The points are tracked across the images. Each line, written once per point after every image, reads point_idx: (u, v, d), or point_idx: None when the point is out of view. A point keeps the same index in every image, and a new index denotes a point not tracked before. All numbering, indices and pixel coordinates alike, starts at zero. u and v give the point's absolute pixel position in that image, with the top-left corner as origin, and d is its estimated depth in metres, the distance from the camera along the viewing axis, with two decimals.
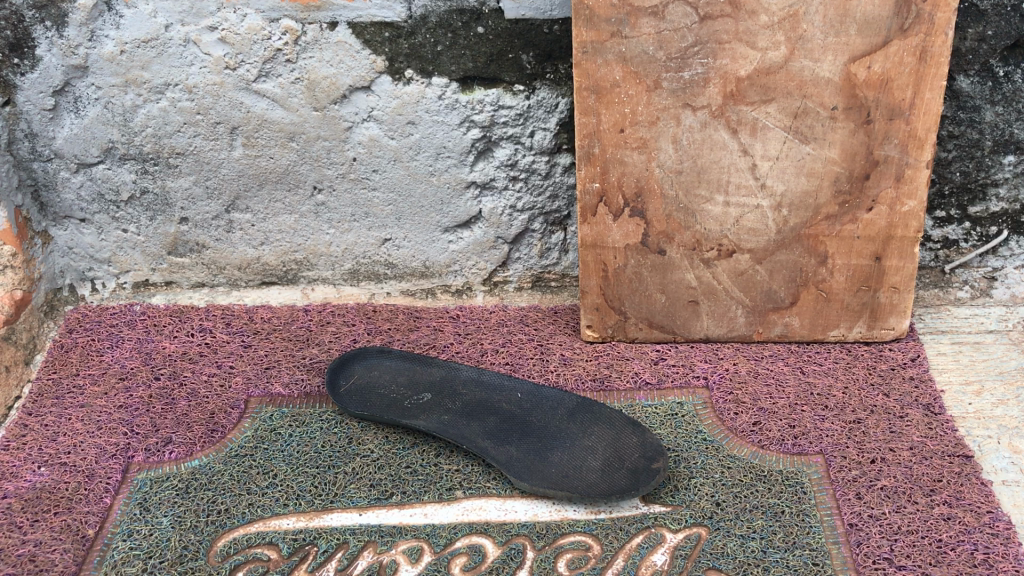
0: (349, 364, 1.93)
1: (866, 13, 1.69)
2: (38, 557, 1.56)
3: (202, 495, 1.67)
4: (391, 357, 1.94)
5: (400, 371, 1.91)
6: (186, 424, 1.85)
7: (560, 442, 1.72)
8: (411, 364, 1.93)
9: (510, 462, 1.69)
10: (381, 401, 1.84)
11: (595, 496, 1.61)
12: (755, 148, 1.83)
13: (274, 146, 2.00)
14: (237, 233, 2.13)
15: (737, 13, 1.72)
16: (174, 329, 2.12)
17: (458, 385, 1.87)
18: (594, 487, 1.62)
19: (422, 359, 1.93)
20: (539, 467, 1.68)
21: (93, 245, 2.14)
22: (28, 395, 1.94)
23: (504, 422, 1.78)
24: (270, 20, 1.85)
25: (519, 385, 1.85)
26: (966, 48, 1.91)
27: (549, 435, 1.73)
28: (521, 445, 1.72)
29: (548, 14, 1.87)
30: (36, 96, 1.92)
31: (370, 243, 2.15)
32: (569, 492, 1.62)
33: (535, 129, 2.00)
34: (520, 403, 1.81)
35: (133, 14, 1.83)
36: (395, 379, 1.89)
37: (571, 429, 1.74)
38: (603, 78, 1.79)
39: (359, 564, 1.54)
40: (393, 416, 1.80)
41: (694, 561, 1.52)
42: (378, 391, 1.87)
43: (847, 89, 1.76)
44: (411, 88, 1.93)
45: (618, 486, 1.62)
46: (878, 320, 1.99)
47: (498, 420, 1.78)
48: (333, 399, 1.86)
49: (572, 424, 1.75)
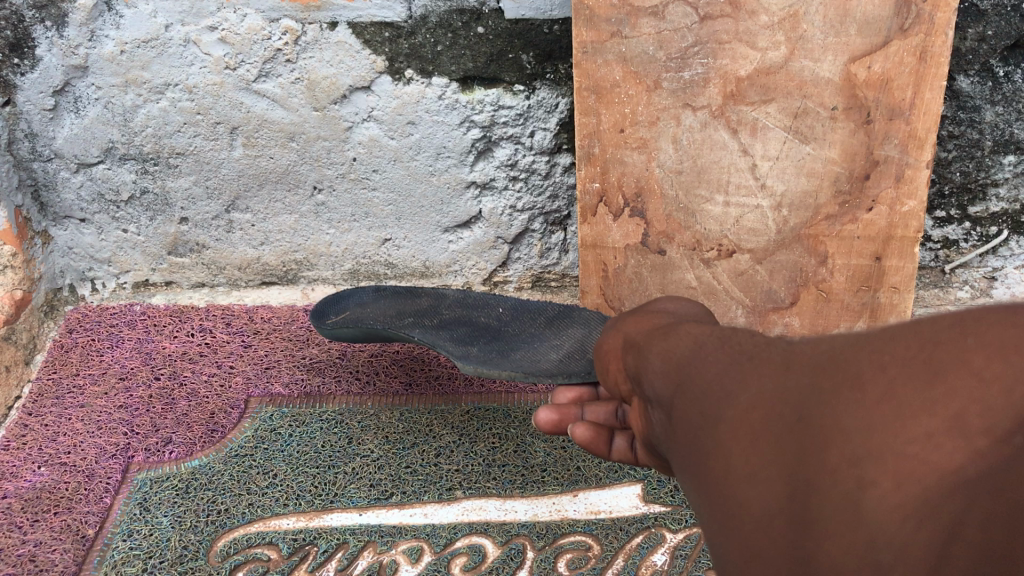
0: (342, 301, 1.82)
1: (865, 13, 1.69)
2: (38, 557, 1.57)
3: (202, 495, 1.68)
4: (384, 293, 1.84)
5: (391, 305, 1.81)
6: (186, 424, 1.85)
7: (525, 344, 1.62)
8: (403, 299, 1.82)
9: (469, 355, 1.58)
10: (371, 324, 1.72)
11: (538, 375, 1.49)
12: (755, 148, 1.83)
13: (274, 146, 2.00)
14: (238, 233, 2.13)
15: (738, 13, 1.72)
16: (174, 329, 2.12)
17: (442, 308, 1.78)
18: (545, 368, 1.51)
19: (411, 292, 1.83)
20: (498, 359, 1.55)
21: (94, 245, 2.14)
22: (28, 395, 1.94)
23: (475, 331, 1.69)
24: (269, 20, 1.85)
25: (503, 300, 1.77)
26: (966, 47, 1.91)
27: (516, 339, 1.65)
28: (483, 347, 1.62)
29: (549, 14, 1.86)
30: (36, 96, 1.91)
31: (370, 243, 2.15)
32: (513, 372, 1.50)
33: (535, 129, 2.00)
34: (499, 316, 1.73)
35: (133, 14, 1.83)
36: (385, 311, 1.78)
37: (545, 333, 1.65)
38: (603, 79, 1.80)
39: (359, 564, 1.54)
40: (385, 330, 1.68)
41: (694, 561, 1.53)
42: (367, 320, 1.75)
43: (847, 90, 1.76)
44: (411, 88, 1.94)
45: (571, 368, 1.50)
46: (879, 321, 1.97)
47: (469, 330, 1.70)
48: (319, 326, 1.75)
49: (549, 331, 1.66)
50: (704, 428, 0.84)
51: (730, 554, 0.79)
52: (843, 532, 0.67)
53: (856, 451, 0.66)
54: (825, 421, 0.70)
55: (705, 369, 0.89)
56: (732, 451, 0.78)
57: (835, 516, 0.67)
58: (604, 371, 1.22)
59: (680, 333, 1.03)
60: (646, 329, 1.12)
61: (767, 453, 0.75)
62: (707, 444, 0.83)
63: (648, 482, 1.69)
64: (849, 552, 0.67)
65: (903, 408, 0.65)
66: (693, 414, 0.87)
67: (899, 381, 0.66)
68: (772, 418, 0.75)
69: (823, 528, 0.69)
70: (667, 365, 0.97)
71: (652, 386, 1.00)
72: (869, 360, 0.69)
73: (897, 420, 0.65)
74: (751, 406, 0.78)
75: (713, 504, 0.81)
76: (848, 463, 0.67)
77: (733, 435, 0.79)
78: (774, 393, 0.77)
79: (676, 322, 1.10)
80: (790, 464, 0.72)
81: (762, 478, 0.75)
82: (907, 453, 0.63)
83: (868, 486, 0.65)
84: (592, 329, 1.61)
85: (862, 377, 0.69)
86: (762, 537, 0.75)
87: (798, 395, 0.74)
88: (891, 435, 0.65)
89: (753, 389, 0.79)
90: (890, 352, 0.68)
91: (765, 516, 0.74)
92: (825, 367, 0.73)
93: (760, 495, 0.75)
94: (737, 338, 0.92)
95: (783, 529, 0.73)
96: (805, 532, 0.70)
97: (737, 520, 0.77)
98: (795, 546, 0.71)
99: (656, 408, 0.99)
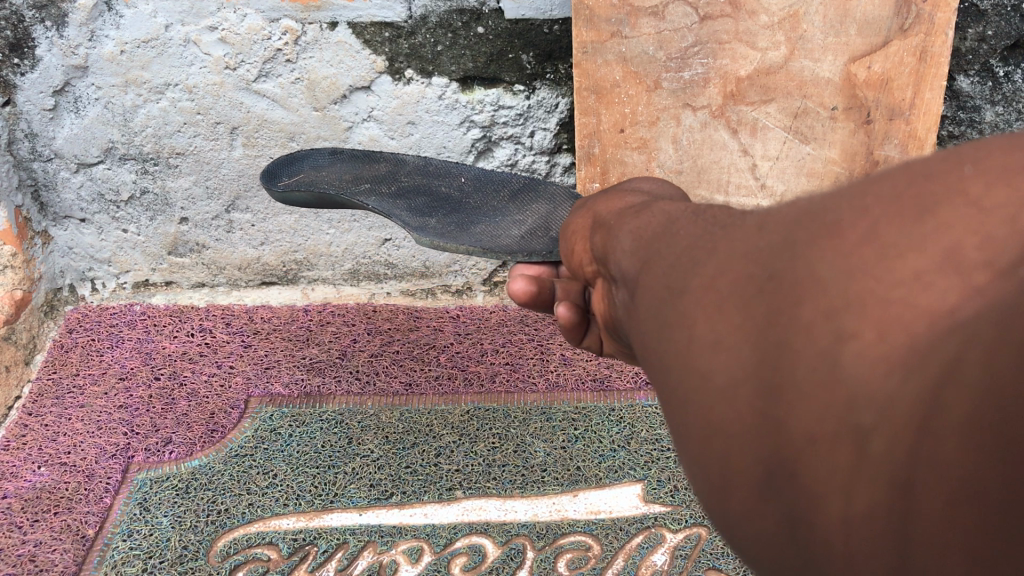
0: (295, 162, 1.49)
1: (866, 13, 1.69)
2: (38, 557, 1.57)
3: (202, 495, 1.68)
4: (342, 157, 1.52)
5: (347, 171, 1.46)
6: (186, 424, 1.85)
7: (487, 218, 1.28)
8: (361, 164, 1.49)
9: (424, 226, 1.26)
10: (322, 189, 1.38)
11: (498, 253, 1.18)
12: (755, 148, 1.85)
13: (274, 146, 2.00)
14: (238, 233, 2.13)
15: (738, 13, 1.72)
16: (174, 329, 2.12)
17: (401, 176, 1.44)
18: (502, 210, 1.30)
19: (371, 157, 1.50)
20: (456, 233, 1.24)
21: (93, 245, 2.14)
22: (28, 395, 1.94)
23: (433, 202, 1.35)
24: (269, 20, 1.85)
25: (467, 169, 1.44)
26: (966, 47, 1.91)
27: (479, 213, 1.30)
28: (443, 219, 1.28)
29: (549, 14, 1.85)
30: (36, 96, 1.91)
31: (370, 242, 2.15)
32: (469, 249, 1.19)
33: (535, 129, 2.00)
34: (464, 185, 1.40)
35: (133, 14, 1.83)
36: (341, 176, 1.44)
37: (507, 208, 1.30)
38: (603, 78, 1.79)
39: (359, 564, 1.54)
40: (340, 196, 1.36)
41: (694, 561, 1.54)
42: (323, 183, 1.41)
43: (847, 90, 1.77)
44: (411, 88, 1.94)
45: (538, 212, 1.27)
46: None
47: (427, 200, 1.36)
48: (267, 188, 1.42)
49: (511, 207, 1.32)
50: (650, 294, 0.58)
51: (686, 450, 0.53)
52: (817, 399, 0.43)
53: (829, 299, 0.42)
54: (790, 266, 0.44)
55: (666, 235, 0.63)
56: (662, 323, 0.54)
57: (810, 380, 0.43)
58: (569, 256, 0.95)
59: (655, 208, 0.74)
60: (620, 207, 0.84)
61: (725, 309, 0.48)
62: (650, 313, 0.57)
63: (648, 482, 1.69)
64: (825, 427, 0.42)
65: (886, 248, 0.41)
66: (646, 283, 0.60)
67: (883, 217, 0.42)
68: (713, 269, 0.51)
69: (792, 395, 0.44)
70: (638, 241, 0.69)
71: (618, 265, 0.72)
72: (845, 196, 0.45)
73: (882, 261, 0.41)
74: (706, 257, 0.53)
75: (660, 382, 0.55)
76: (825, 314, 0.42)
77: (680, 296, 0.53)
78: (737, 239, 0.51)
79: (655, 199, 0.81)
80: (751, 321, 0.46)
81: (717, 342, 0.48)
82: (892, 300, 0.40)
83: (847, 340, 0.41)
84: (559, 204, 1.27)
85: (840, 216, 0.44)
86: (712, 420, 0.49)
87: (762, 235, 0.48)
88: (869, 278, 0.41)
89: (712, 241, 0.54)
90: (873, 190, 0.44)
91: (719, 393, 0.48)
92: (800, 203, 0.48)
93: (713, 365, 0.49)
94: (716, 205, 0.65)
95: (734, 419, 0.47)
96: (767, 407, 0.45)
97: (684, 403, 0.51)
98: (758, 429, 0.46)
99: (619, 292, 0.72)
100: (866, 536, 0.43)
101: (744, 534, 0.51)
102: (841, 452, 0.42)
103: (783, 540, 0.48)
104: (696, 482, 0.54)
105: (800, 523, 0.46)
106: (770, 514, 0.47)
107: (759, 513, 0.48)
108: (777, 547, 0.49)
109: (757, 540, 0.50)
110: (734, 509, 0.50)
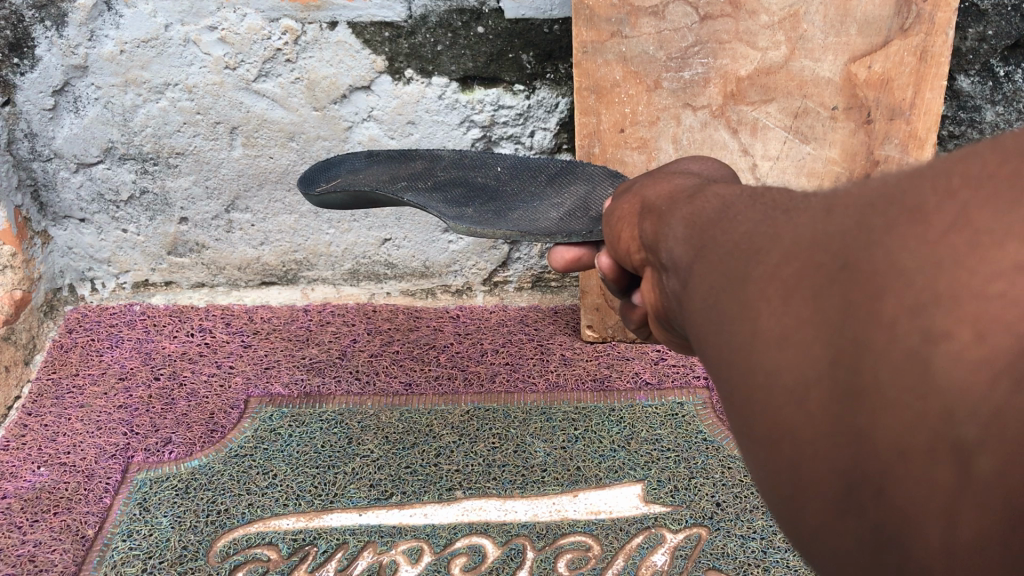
0: (332, 168, 1.49)
1: (866, 13, 1.69)
2: (38, 557, 1.57)
3: (202, 495, 1.68)
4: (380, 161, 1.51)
5: (384, 171, 1.45)
6: (186, 424, 1.84)
7: (525, 205, 1.28)
8: (398, 164, 1.48)
9: (462, 215, 1.25)
10: (357, 188, 1.37)
11: (537, 235, 1.16)
12: (755, 148, 1.85)
13: (273, 146, 2.00)
14: (237, 233, 2.13)
15: (738, 13, 1.72)
16: (173, 329, 2.12)
17: (438, 171, 1.43)
18: (538, 196, 1.29)
19: (406, 158, 1.49)
20: (493, 220, 1.23)
21: (93, 245, 2.14)
22: (28, 395, 1.94)
23: (472, 193, 1.34)
24: (269, 20, 1.85)
25: (503, 159, 1.41)
26: (966, 47, 1.90)
27: (516, 201, 1.30)
28: (481, 208, 1.28)
29: (549, 14, 1.85)
30: (36, 96, 1.91)
31: (370, 242, 2.14)
32: (508, 233, 1.18)
33: (535, 128, 2.00)
34: (499, 177, 1.38)
35: (133, 14, 1.83)
36: (377, 176, 1.43)
37: (546, 193, 1.29)
38: (603, 78, 1.79)
39: (359, 564, 1.54)
40: (376, 189, 1.35)
41: (694, 561, 1.54)
42: (359, 183, 1.40)
43: (847, 89, 1.77)
44: (411, 88, 1.94)
45: (577, 195, 1.27)
46: None
47: (464, 192, 1.35)
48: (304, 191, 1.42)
49: (549, 191, 1.31)
50: (713, 286, 0.60)
51: (757, 453, 0.56)
52: (905, 406, 0.44)
53: (916, 296, 0.44)
54: (869, 256, 0.47)
55: (723, 222, 0.64)
56: (736, 318, 0.56)
57: (896, 383, 0.45)
58: (615, 243, 0.94)
59: (709, 193, 0.74)
60: (669, 191, 0.84)
61: (799, 306, 0.51)
62: (714, 308, 0.59)
63: (648, 482, 1.69)
64: (918, 437, 0.44)
65: (979, 234, 0.42)
66: (706, 274, 0.62)
67: (973, 203, 0.43)
68: (791, 265, 0.52)
69: (878, 400, 0.46)
70: (691, 228, 0.70)
71: (670, 254, 0.72)
72: (927, 179, 0.46)
73: (973, 251, 0.42)
74: (778, 251, 0.54)
75: (726, 383, 0.58)
76: (910, 313, 0.44)
77: (753, 290, 0.55)
78: (803, 230, 0.53)
79: (706, 183, 0.82)
80: (826, 319, 0.49)
81: (789, 339, 0.51)
82: (991, 295, 0.41)
83: (938, 340, 0.42)
84: (598, 183, 1.28)
85: (924, 202, 0.45)
86: (786, 422, 0.52)
87: (833, 223, 0.50)
88: (964, 271, 0.42)
89: (777, 229, 0.56)
90: (958, 170, 0.45)
91: (793, 394, 0.51)
92: (873, 186, 0.50)
93: (787, 363, 0.51)
94: (776, 190, 0.65)
95: (816, 417, 0.49)
96: (848, 410, 0.47)
97: (756, 403, 0.54)
98: (839, 433, 0.48)
99: (669, 282, 0.73)
100: (967, 558, 0.44)
101: (818, 543, 0.54)
102: (937, 466, 0.44)
103: (865, 548, 0.50)
104: (767, 485, 0.57)
105: (888, 534, 0.48)
106: (851, 524, 0.50)
107: (841, 523, 0.50)
108: (856, 557, 0.51)
109: (835, 548, 0.52)
110: (810, 515, 0.52)
